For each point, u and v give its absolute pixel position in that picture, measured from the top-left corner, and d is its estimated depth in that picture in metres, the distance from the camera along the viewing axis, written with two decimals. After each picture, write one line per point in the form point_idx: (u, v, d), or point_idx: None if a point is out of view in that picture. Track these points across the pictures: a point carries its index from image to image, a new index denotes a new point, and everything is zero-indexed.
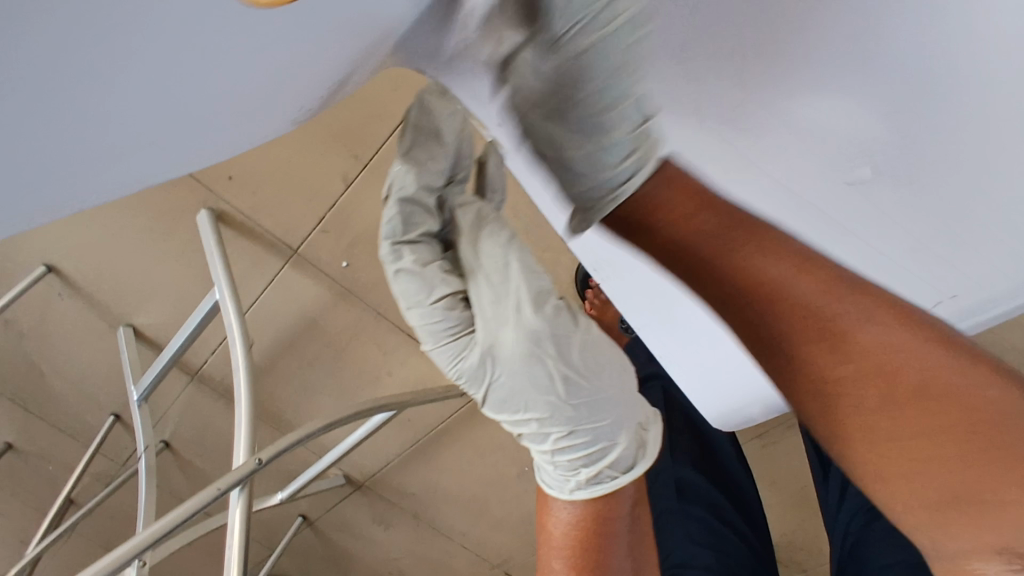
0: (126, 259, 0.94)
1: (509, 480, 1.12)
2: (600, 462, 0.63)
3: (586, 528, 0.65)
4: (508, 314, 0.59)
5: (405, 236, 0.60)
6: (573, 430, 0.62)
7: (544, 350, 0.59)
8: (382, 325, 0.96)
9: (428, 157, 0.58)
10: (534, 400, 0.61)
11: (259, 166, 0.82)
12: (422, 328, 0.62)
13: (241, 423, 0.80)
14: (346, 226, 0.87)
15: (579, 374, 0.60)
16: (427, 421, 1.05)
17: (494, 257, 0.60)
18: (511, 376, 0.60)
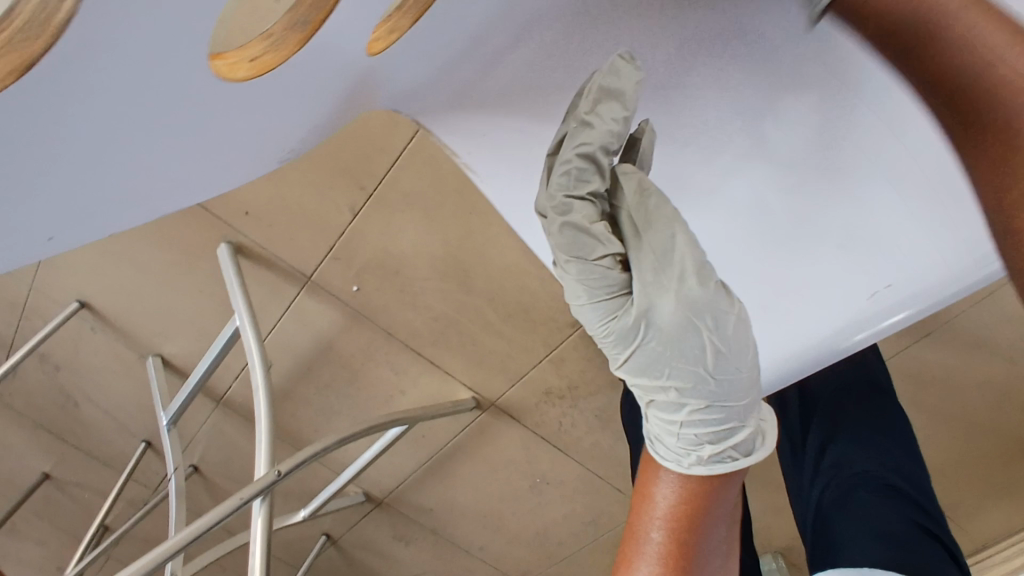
0: (153, 292, 1.00)
1: (522, 493, 1.15)
2: (727, 442, 0.56)
3: (696, 500, 0.59)
4: (665, 280, 0.50)
5: (574, 192, 0.50)
6: (712, 407, 0.54)
7: (702, 322, 0.51)
8: (392, 345, 1.00)
9: (608, 117, 0.48)
10: (678, 368, 0.53)
11: (272, 200, 0.89)
12: (576, 283, 0.52)
13: (261, 440, 0.85)
14: (355, 252, 0.92)
15: (725, 348, 0.52)
16: (439, 437, 1.09)
17: (661, 229, 0.50)
18: (661, 343, 0.52)
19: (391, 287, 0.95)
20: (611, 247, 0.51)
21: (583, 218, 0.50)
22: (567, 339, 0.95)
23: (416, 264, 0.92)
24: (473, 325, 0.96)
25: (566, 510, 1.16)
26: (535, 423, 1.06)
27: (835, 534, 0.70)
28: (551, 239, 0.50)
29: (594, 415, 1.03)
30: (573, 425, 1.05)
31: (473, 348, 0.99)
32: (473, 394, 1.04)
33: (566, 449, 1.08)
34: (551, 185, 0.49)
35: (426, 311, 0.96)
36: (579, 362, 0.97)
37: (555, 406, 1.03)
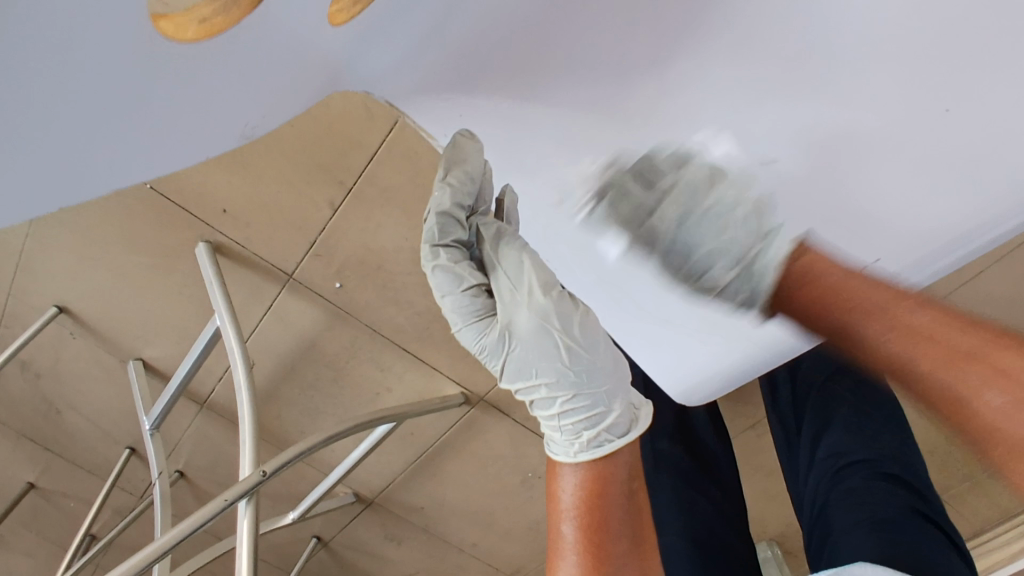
0: (133, 295, 1.00)
1: (513, 488, 1.14)
2: (599, 425, 0.61)
3: (594, 486, 0.60)
4: (514, 297, 0.59)
5: (441, 241, 0.59)
6: (576, 395, 0.60)
7: (553, 325, 0.58)
8: (377, 342, 0.99)
9: (462, 190, 0.56)
10: (541, 365, 0.60)
11: (250, 198, 0.88)
12: (451, 311, 0.61)
13: (246, 441, 0.85)
14: (336, 249, 0.91)
15: (569, 340, 0.59)
16: (427, 434, 1.08)
17: (513, 261, 0.58)
18: (524, 349, 0.60)
19: (374, 283, 0.94)
20: (470, 281, 0.59)
21: (449, 259, 0.59)
22: None
23: (398, 259, 0.91)
24: None
25: None
26: (523, 418, 1.05)
27: (830, 522, 0.69)
28: (430, 281, 0.60)
29: None
30: None
31: (459, 343, 0.98)
32: (460, 390, 1.03)
33: None
34: (427, 222, 0.58)
35: (410, 306, 0.95)
36: None
37: None
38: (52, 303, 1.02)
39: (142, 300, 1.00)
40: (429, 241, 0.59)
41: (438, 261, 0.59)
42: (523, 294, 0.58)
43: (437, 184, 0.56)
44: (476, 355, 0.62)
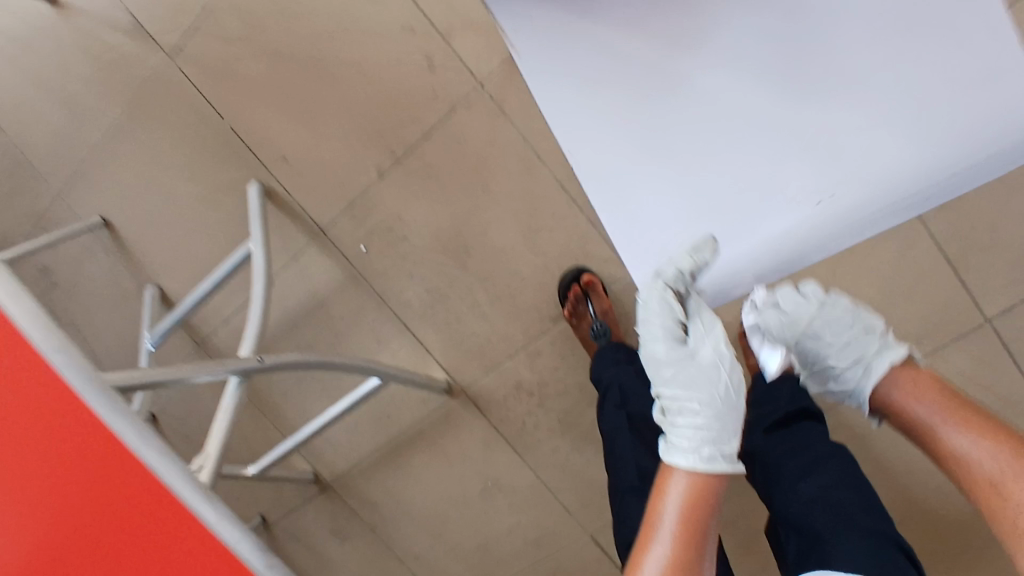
0: (173, 222, 1.08)
1: (472, 497, 1.15)
2: (726, 447, 0.63)
3: (705, 491, 0.58)
4: (704, 347, 0.70)
5: (674, 280, 0.74)
6: (715, 415, 0.66)
7: (725, 369, 0.68)
8: (381, 313, 1.05)
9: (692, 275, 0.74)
10: (700, 380, 0.68)
11: (309, 150, 0.99)
12: (652, 318, 0.72)
13: (249, 336, 0.89)
14: (371, 213, 1.01)
15: (724, 392, 0.67)
16: (404, 418, 1.11)
17: (711, 321, 0.72)
18: (696, 366, 0.68)
19: (395, 252, 1.02)
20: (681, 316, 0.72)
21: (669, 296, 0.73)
22: (546, 331, 1.02)
23: (422, 233, 1.00)
24: (462, 302, 1.03)
25: (511, 525, 1.15)
26: (499, 420, 1.09)
27: (818, 537, 0.68)
28: (647, 294, 0.73)
29: (556, 417, 1.07)
30: (535, 426, 1.08)
31: (457, 327, 1.04)
32: (446, 377, 1.07)
33: (523, 453, 1.10)
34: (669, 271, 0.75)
35: (421, 282, 1.03)
36: (553, 358, 1.03)
37: (521, 402, 1.07)
38: (97, 214, 1.10)
39: (179, 228, 1.09)
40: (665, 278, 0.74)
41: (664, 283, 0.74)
42: (715, 347, 0.69)
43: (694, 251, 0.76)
44: (648, 353, 0.71)
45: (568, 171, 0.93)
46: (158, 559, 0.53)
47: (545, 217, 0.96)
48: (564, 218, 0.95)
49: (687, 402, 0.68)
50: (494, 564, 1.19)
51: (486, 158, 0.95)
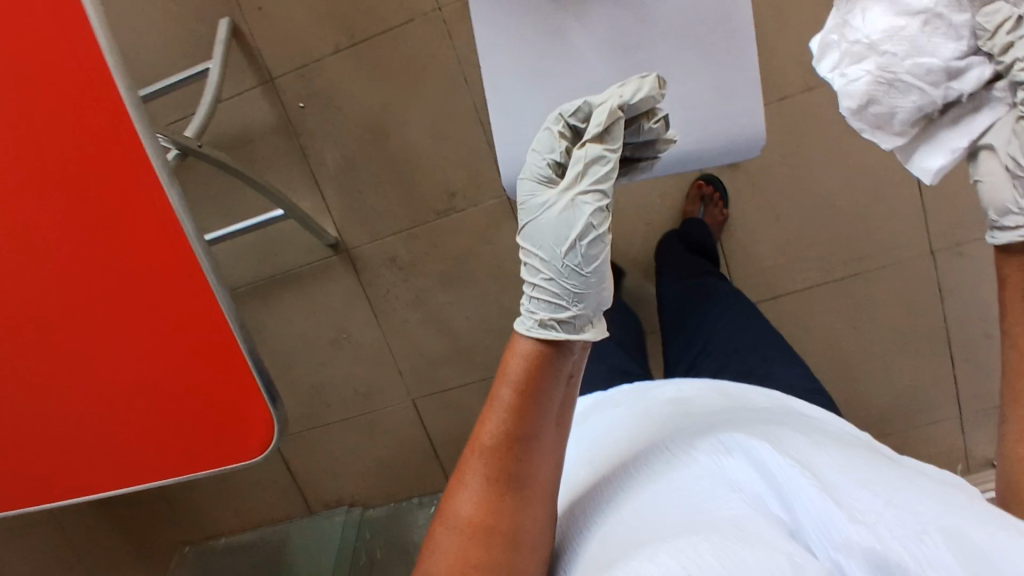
0: (135, 24, 1.19)
1: (324, 343, 1.35)
2: (557, 312, 0.64)
3: (532, 365, 0.63)
4: (568, 190, 0.66)
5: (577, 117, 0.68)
6: (553, 282, 0.65)
7: (580, 224, 0.64)
8: (298, 164, 1.25)
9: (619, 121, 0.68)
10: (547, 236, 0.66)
11: (283, 8, 1.17)
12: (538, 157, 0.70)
13: (195, 121, 1.05)
14: (317, 78, 1.20)
15: (587, 267, 0.65)
16: (288, 259, 1.30)
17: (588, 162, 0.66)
18: (548, 222, 0.66)
19: (328, 117, 1.22)
20: (564, 145, 0.69)
21: (560, 131, 0.69)
22: (428, 220, 1.25)
23: (355, 108, 1.21)
24: (370, 174, 1.24)
25: (348, 373, 1.37)
26: (368, 283, 1.30)
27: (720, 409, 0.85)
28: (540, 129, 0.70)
29: (413, 293, 1.30)
30: (395, 296, 1.31)
31: (357, 196, 1.26)
32: (336, 234, 1.28)
33: (377, 316, 1.32)
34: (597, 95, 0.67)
35: (341, 147, 1.23)
36: (426, 244, 1.27)
37: (390, 273, 1.29)
38: None
39: (139, 32, 1.20)
40: (562, 112, 0.69)
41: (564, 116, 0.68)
42: (589, 198, 0.65)
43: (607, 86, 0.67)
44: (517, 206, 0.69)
45: (483, 99, 1.17)
46: (117, 211, 0.66)
47: (456, 130, 1.20)
48: (469, 134, 1.20)
49: (538, 262, 0.67)
50: (324, 405, 1.40)
51: (424, 67, 1.17)
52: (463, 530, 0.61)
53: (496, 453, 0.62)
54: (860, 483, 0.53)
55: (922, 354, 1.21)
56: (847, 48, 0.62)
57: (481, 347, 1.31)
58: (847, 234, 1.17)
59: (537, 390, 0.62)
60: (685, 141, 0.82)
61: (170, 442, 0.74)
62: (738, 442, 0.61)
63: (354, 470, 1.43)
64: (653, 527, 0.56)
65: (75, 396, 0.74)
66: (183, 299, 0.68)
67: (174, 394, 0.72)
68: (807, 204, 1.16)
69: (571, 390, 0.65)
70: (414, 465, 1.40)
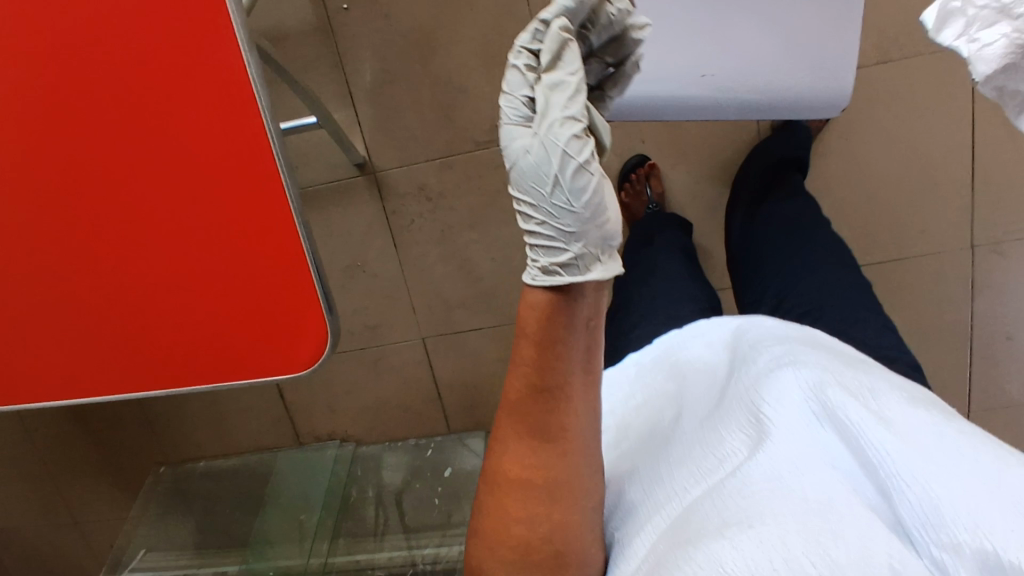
0: None
1: (336, 269, 1.28)
2: (556, 258, 0.54)
3: (540, 316, 0.54)
4: (541, 124, 0.52)
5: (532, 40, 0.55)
6: (547, 228, 0.54)
7: (558, 157, 0.51)
8: (332, 72, 1.15)
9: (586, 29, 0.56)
10: (528, 185, 0.53)
11: None
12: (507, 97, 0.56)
13: None
14: None
15: (576, 203, 0.52)
16: (309, 175, 1.22)
17: (559, 82, 0.53)
18: (524, 168, 0.53)
19: (370, 24, 1.12)
20: (532, 77, 0.55)
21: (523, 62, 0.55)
22: (466, 151, 1.18)
23: (402, 19, 1.11)
24: (409, 95, 1.16)
25: (358, 304, 1.31)
26: (392, 210, 1.23)
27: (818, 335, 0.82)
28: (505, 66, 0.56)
29: (439, 228, 1.24)
30: (419, 228, 1.24)
31: (393, 116, 1.17)
32: (364, 154, 1.20)
33: (397, 247, 1.26)
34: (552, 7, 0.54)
35: (381, 60, 1.14)
36: (459, 176, 1.20)
37: (417, 203, 1.22)
38: None
39: None
40: (519, 42, 0.56)
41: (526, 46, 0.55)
42: (561, 126, 0.52)
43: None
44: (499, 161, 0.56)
45: None
46: (179, 75, 0.57)
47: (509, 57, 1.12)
48: None
49: (526, 209, 0.55)
50: None
51: None
52: (506, 486, 0.58)
53: (523, 408, 0.56)
54: (953, 454, 0.45)
55: (941, 346, 1.22)
56: (973, 14, 0.41)
57: (503, 291, 1.26)
58: (894, 219, 1.14)
59: (556, 334, 0.54)
60: (765, 87, 0.83)
61: (206, 349, 0.67)
62: (819, 402, 0.52)
63: (353, 405, 1.39)
64: (731, 511, 0.48)
65: (103, 286, 0.66)
66: (246, 196, 0.60)
67: (219, 299, 0.65)
68: (859, 183, 1.13)
69: (594, 335, 0.56)
70: (416, 406, 1.37)
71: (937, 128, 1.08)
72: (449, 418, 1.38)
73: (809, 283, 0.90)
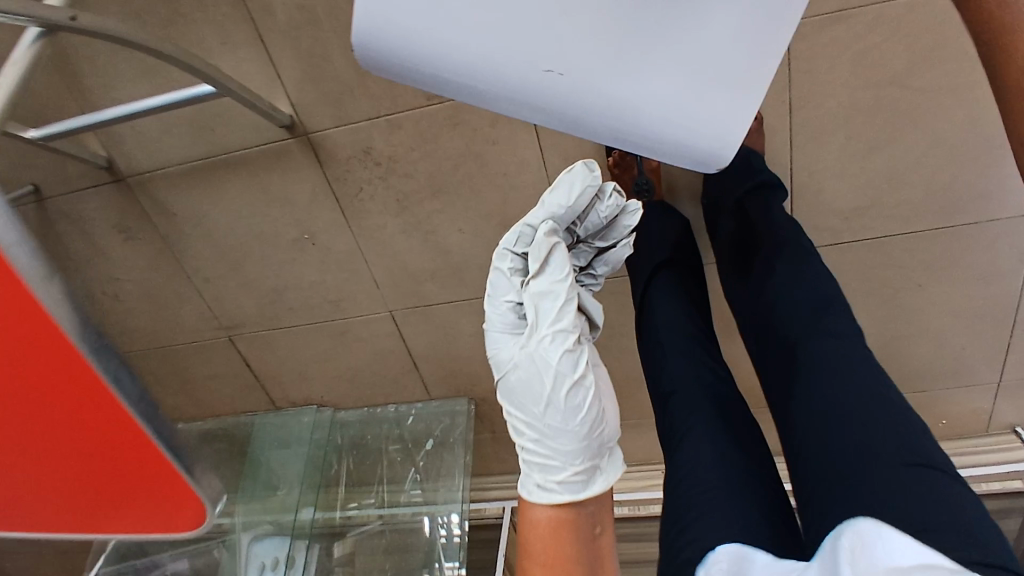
0: None
1: (283, 242, 1.11)
2: (552, 473, 0.62)
3: (557, 532, 0.59)
4: (532, 339, 0.65)
5: (518, 248, 0.71)
6: (544, 441, 0.64)
7: (546, 372, 0.63)
8: (235, 11, 0.89)
9: (575, 225, 0.75)
10: (528, 394, 0.64)
11: None
12: (500, 302, 0.71)
13: None
14: None
15: (573, 420, 0.62)
16: (230, 139, 1.00)
17: (549, 296, 0.67)
18: (516, 375, 0.66)
19: None
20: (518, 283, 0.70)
21: (510, 268, 0.71)
22: (415, 107, 0.94)
23: None
24: (335, 37, 0.89)
25: (314, 278, 1.15)
26: (336, 179, 1.03)
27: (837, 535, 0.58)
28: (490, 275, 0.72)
29: (394, 197, 1.04)
30: (370, 198, 1.04)
31: (320, 66, 0.92)
32: (291, 113, 0.97)
33: (348, 218, 1.07)
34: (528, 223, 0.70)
35: None
36: (410, 138, 0.97)
37: (365, 169, 1.01)
38: None
39: None
40: (506, 247, 0.71)
41: (512, 253, 0.71)
42: (550, 339, 0.65)
43: (552, 193, 0.70)
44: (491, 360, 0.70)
45: None
46: None
47: None
48: None
49: (522, 422, 0.66)
50: (286, 307, 1.20)
51: None
52: None
53: None
54: None
55: (989, 320, 1.03)
56: None
57: (475, 263, 1.09)
58: (954, 184, 0.90)
59: (573, 545, 0.58)
60: (642, 117, 0.56)
61: (77, 493, 0.57)
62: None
63: (324, 373, 1.29)
64: None
65: None
66: (16, 349, 0.46)
67: (63, 456, 0.53)
68: (916, 142, 0.87)
69: (601, 545, 0.60)
70: (392, 375, 1.27)
71: None
72: (428, 386, 1.28)
73: (846, 457, 0.59)
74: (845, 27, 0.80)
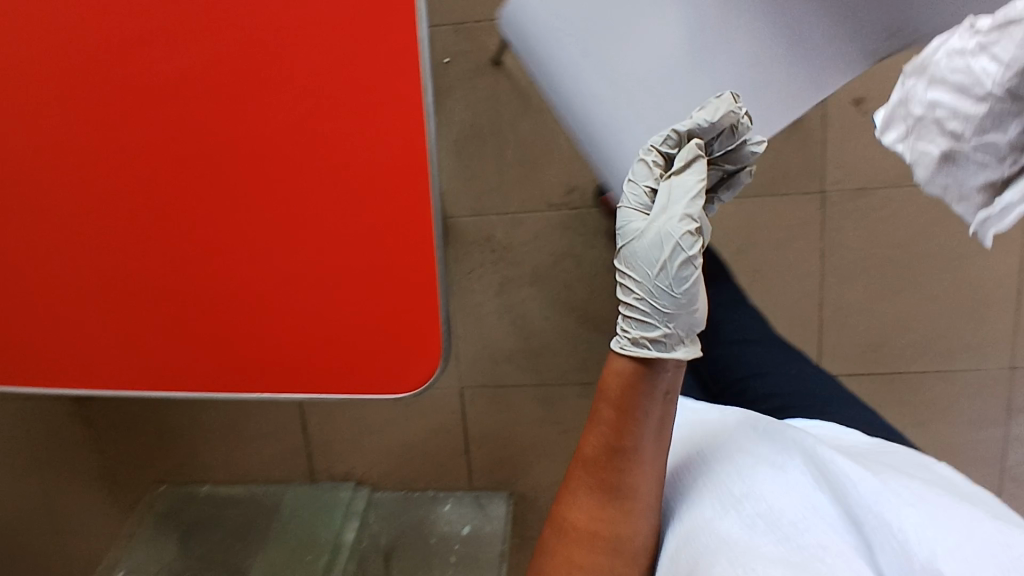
0: None
1: None
2: (647, 331, 0.69)
3: (634, 382, 0.69)
4: (663, 216, 0.69)
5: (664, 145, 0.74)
6: (646, 302, 0.70)
7: (663, 249, 0.68)
8: None
9: (718, 142, 0.73)
10: (641, 261, 0.70)
11: None
12: (642, 183, 0.74)
13: None
14: (473, 39, 1.15)
15: (679, 288, 0.68)
16: None
17: (684, 185, 0.70)
18: (636, 244, 0.71)
19: (470, 80, 1.17)
20: (657, 174, 0.74)
21: (651, 160, 0.74)
22: (537, 209, 1.21)
23: (500, 81, 1.17)
24: (492, 150, 1.20)
25: None
26: (454, 257, 1.25)
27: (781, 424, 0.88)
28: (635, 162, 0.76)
29: (498, 279, 1.25)
30: (477, 278, 1.26)
31: (474, 167, 1.21)
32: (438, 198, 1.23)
33: (453, 294, 1.27)
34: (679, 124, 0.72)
35: (473, 113, 1.18)
36: (528, 232, 1.23)
37: (481, 253, 1.25)
38: None
39: None
40: (653, 142, 0.75)
41: (655, 147, 0.74)
42: (679, 220, 0.68)
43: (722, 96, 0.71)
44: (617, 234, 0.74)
45: None
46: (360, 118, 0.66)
47: None
48: None
49: (631, 283, 0.72)
50: None
51: None
52: (596, 504, 0.69)
53: (607, 455, 0.68)
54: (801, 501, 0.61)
55: (970, 463, 1.24)
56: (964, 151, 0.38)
57: (551, 351, 1.27)
58: (946, 330, 1.17)
59: (637, 404, 0.68)
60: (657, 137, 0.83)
61: (295, 342, 0.73)
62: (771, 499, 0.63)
63: (376, 448, 1.35)
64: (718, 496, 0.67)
65: (238, 272, 0.72)
66: (376, 205, 0.68)
67: (340, 305, 0.71)
68: (912, 293, 1.16)
69: (669, 405, 0.70)
70: (442, 456, 1.35)
71: (994, 251, 1.12)
72: (473, 473, 1.35)
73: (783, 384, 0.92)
74: (863, 200, 1.13)
